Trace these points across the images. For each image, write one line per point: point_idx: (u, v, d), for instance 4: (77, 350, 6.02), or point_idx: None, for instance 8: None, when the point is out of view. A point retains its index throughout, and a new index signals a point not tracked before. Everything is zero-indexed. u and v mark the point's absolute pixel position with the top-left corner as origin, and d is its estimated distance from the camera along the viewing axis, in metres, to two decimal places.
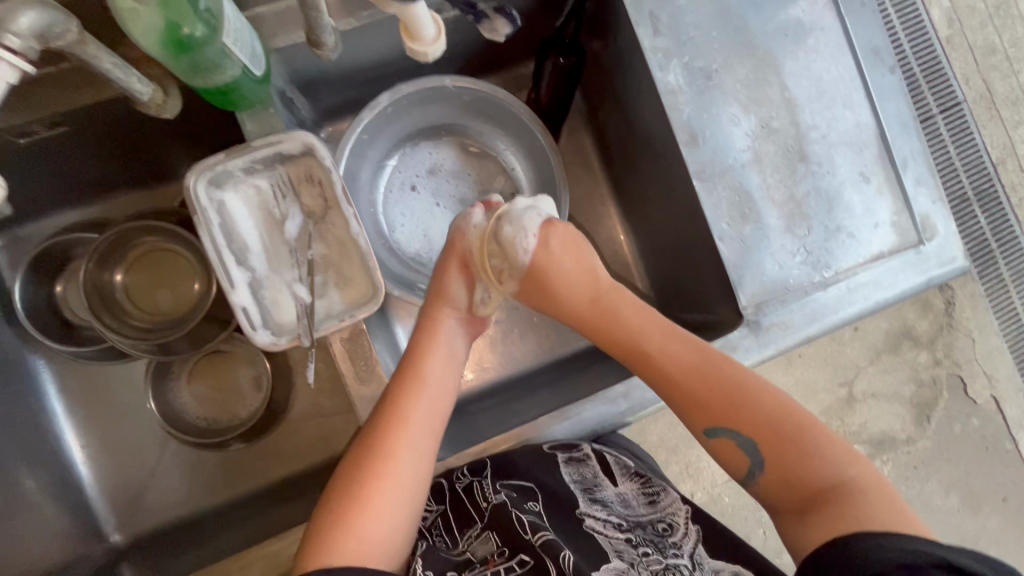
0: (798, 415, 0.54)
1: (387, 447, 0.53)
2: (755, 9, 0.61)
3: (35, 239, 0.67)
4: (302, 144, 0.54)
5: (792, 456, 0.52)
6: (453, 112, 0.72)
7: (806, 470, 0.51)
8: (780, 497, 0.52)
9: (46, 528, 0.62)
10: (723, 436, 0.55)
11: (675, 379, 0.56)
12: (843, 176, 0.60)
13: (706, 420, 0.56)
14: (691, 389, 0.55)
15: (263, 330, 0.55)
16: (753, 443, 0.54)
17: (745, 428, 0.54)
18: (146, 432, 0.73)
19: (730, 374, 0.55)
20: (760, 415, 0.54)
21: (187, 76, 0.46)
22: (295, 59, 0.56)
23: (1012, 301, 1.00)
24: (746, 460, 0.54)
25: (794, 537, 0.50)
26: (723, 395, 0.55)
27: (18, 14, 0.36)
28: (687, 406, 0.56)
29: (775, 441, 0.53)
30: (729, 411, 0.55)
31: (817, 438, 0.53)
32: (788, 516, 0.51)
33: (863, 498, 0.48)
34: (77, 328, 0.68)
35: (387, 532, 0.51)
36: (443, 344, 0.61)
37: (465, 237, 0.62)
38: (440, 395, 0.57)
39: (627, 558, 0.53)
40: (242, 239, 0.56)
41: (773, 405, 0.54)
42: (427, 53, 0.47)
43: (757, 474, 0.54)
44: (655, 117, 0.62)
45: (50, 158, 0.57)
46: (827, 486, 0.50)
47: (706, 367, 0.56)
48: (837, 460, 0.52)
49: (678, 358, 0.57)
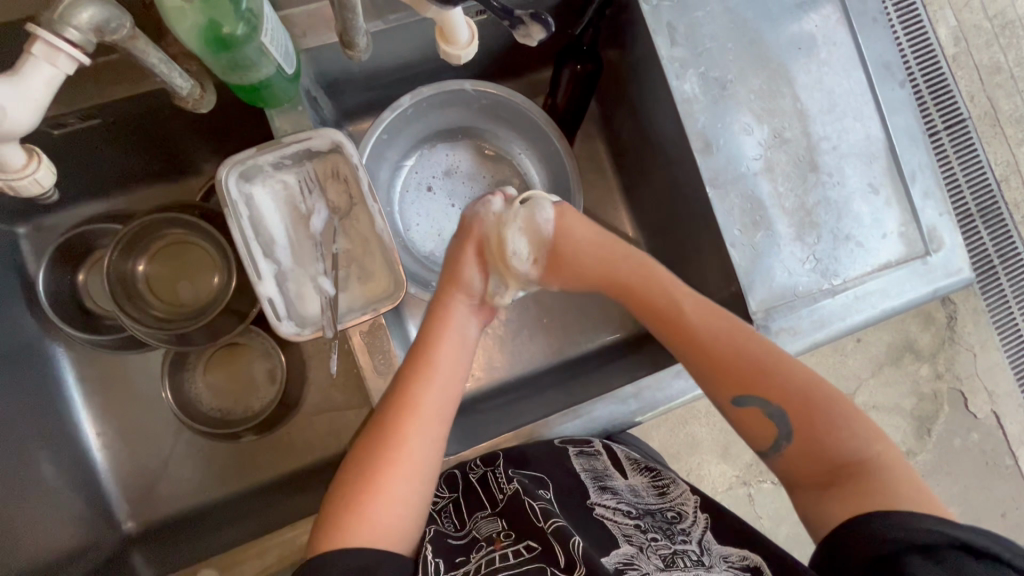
0: (824, 387, 0.56)
1: (399, 429, 0.55)
2: (770, 22, 0.63)
3: (58, 229, 0.69)
4: (330, 141, 0.56)
5: (815, 426, 0.54)
6: (471, 115, 0.73)
7: (832, 443, 0.53)
8: (803, 472, 0.54)
9: (63, 511, 0.63)
10: (752, 404, 0.57)
11: (701, 346, 0.59)
12: (852, 186, 0.62)
13: (733, 389, 0.58)
14: (720, 357, 0.58)
15: (288, 320, 0.56)
16: (781, 412, 0.56)
17: (774, 398, 0.56)
18: (161, 422, 0.74)
19: (760, 346, 0.57)
20: (785, 383, 0.56)
21: (225, 72, 0.48)
22: (322, 59, 0.58)
23: (1014, 316, 1.01)
24: (773, 430, 0.56)
25: (814, 508, 0.51)
26: (752, 363, 0.57)
27: (79, 9, 0.39)
28: (715, 374, 0.58)
29: (803, 412, 0.55)
30: (753, 381, 0.57)
31: (844, 413, 0.54)
32: (808, 491, 0.53)
33: (886, 473, 0.50)
34: (98, 317, 0.69)
35: (400, 514, 0.52)
36: (455, 330, 0.63)
37: (485, 223, 0.65)
38: (449, 380, 0.59)
39: (636, 542, 0.53)
40: (268, 232, 0.58)
41: (799, 378, 0.56)
42: (459, 57, 0.49)
43: (782, 444, 0.55)
44: (670, 124, 0.64)
45: (82, 149, 0.58)
46: (852, 460, 0.52)
47: (739, 335, 0.58)
48: (865, 435, 0.53)
49: (707, 326, 0.60)
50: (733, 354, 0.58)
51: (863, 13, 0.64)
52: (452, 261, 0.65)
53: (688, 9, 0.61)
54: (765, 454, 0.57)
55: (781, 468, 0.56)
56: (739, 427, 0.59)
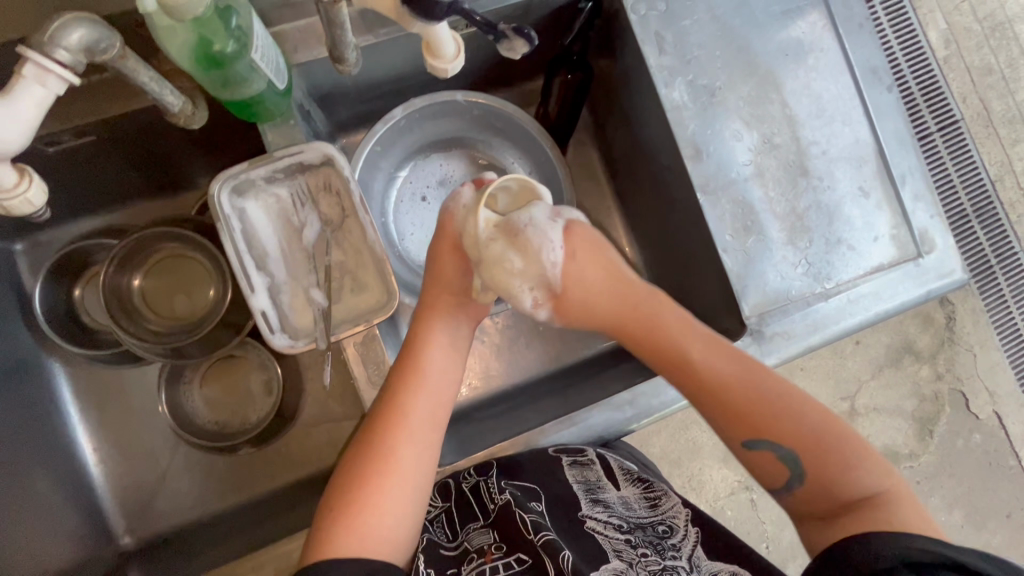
0: (838, 426, 0.55)
1: (389, 440, 0.54)
2: (757, 30, 0.63)
3: (56, 245, 0.69)
4: (321, 154, 0.57)
5: (829, 466, 0.53)
6: (463, 125, 0.74)
7: (842, 483, 0.52)
8: (808, 509, 0.54)
9: (60, 528, 0.63)
10: (765, 447, 0.55)
11: (712, 391, 0.57)
12: (843, 190, 0.62)
13: (744, 432, 0.56)
14: (726, 401, 0.56)
15: (281, 333, 0.57)
16: (794, 453, 0.54)
17: (789, 441, 0.55)
18: (160, 435, 0.75)
19: (774, 388, 0.56)
20: (801, 423, 0.55)
21: (216, 88, 0.49)
22: (314, 73, 0.59)
23: (1012, 314, 1.01)
24: (787, 471, 0.55)
25: (820, 537, 0.52)
26: (766, 406, 0.56)
27: (69, 31, 0.40)
28: (726, 414, 0.57)
29: (816, 450, 0.54)
30: (771, 422, 0.55)
31: (854, 450, 0.54)
32: (811, 522, 0.54)
33: (894, 507, 0.49)
34: (93, 331, 0.69)
35: (392, 526, 0.52)
36: (444, 334, 0.62)
37: (455, 220, 0.61)
38: (441, 385, 0.59)
39: (626, 558, 0.53)
40: (261, 245, 0.58)
41: (813, 419, 0.55)
42: (446, 70, 0.49)
43: (795, 484, 0.55)
44: (661, 132, 0.64)
45: (77, 165, 0.59)
46: (857, 497, 0.51)
47: (751, 378, 0.57)
48: (870, 473, 0.52)
49: (726, 376, 0.57)
50: (746, 393, 0.56)
51: (849, 18, 0.64)
52: (433, 261, 0.63)
53: (675, 18, 0.62)
54: (775, 491, 0.56)
55: (789, 503, 0.56)
56: (750, 467, 0.58)
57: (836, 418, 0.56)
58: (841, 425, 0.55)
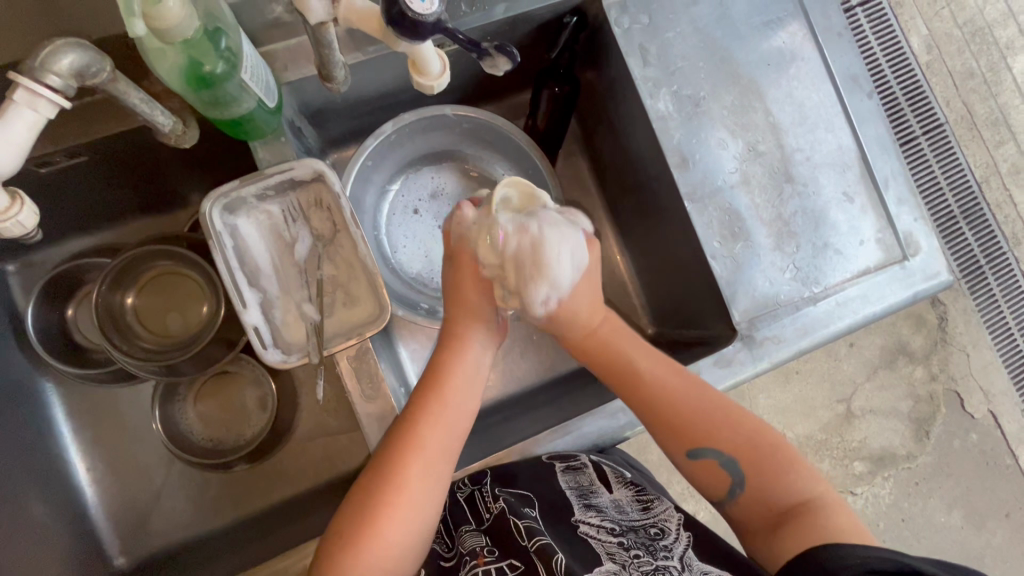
0: (771, 435, 0.59)
1: (403, 472, 0.53)
2: (740, 41, 0.65)
3: (48, 265, 0.69)
4: (312, 170, 0.57)
5: (766, 471, 0.56)
6: (453, 139, 0.75)
7: (777, 487, 0.55)
8: (752, 516, 0.56)
9: (53, 550, 0.62)
10: (707, 455, 0.58)
11: (658, 403, 0.59)
12: (828, 196, 0.63)
13: (688, 442, 0.59)
14: (670, 414, 0.58)
15: (273, 348, 0.57)
16: (734, 460, 0.57)
17: (728, 447, 0.58)
18: (155, 452, 0.74)
19: (715, 400, 0.59)
20: (738, 431, 0.58)
21: (206, 108, 0.50)
22: (304, 91, 0.60)
23: (1004, 315, 1.02)
24: (728, 478, 0.57)
25: (766, 547, 0.53)
26: (711, 418, 0.58)
27: (59, 56, 0.41)
28: (669, 426, 0.59)
29: (752, 456, 0.57)
30: (710, 429, 0.58)
31: (787, 456, 0.57)
32: (758, 535, 0.55)
33: (825, 513, 0.52)
34: (86, 350, 0.69)
35: (395, 557, 0.52)
36: (468, 359, 0.61)
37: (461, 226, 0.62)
38: (459, 419, 0.58)
39: (619, 560, 0.53)
40: (254, 262, 0.59)
41: (746, 428, 0.59)
42: (433, 87, 0.51)
43: (737, 490, 0.57)
44: (647, 142, 0.65)
45: (68, 185, 0.59)
46: (794, 502, 0.54)
47: (690, 389, 0.59)
48: (802, 476, 0.56)
49: (668, 383, 0.59)
50: (688, 404, 0.59)
51: (829, 28, 0.66)
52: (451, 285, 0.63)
53: (659, 31, 0.63)
54: (720, 502, 0.58)
55: (735, 514, 0.57)
56: (694, 478, 0.60)
57: (768, 427, 0.59)
58: (772, 435, 0.58)
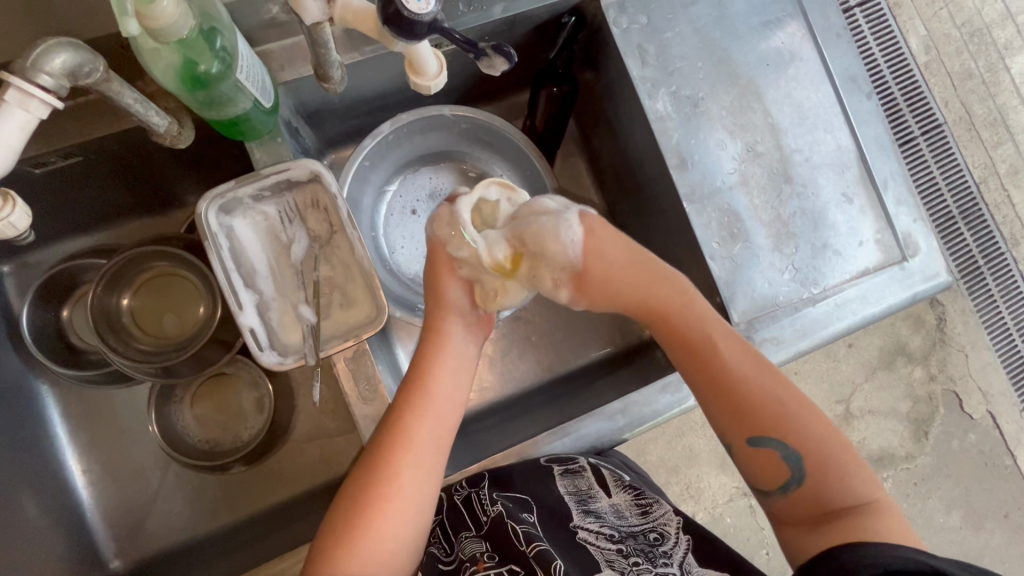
0: (838, 437, 0.54)
1: (391, 459, 0.53)
2: (738, 41, 0.64)
3: (44, 266, 0.69)
4: (308, 171, 0.57)
5: (825, 472, 0.52)
6: (451, 139, 0.74)
7: (836, 488, 0.51)
8: (798, 512, 0.52)
9: (49, 554, 0.62)
10: (770, 446, 0.54)
11: (731, 380, 0.55)
12: (828, 196, 0.63)
13: (754, 427, 0.54)
14: (743, 395, 0.55)
15: (270, 350, 0.57)
16: (799, 455, 0.53)
17: (795, 441, 0.53)
18: (151, 454, 0.74)
19: (787, 389, 0.55)
20: (808, 426, 0.54)
21: (201, 108, 0.49)
22: (301, 91, 0.59)
23: (1003, 316, 1.02)
24: (788, 472, 0.53)
25: (802, 546, 0.50)
26: (779, 406, 0.54)
27: (51, 55, 0.40)
28: (734, 407, 0.55)
29: (818, 456, 0.53)
30: (779, 418, 0.54)
31: (850, 461, 0.53)
32: (794, 528, 0.52)
33: (878, 516, 0.49)
34: (82, 352, 0.69)
35: (392, 549, 0.51)
36: (451, 354, 0.61)
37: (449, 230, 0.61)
38: (445, 411, 0.58)
39: (618, 568, 0.53)
40: (250, 263, 0.58)
41: (816, 424, 0.54)
42: (430, 87, 0.50)
43: (792, 486, 0.53)
44: (646, 143, 0.65)
45: (63, 186, 0.59)
46: (848, 504, 0.51)
47: (761, 371, 0.56)
48: (862, 481, 0.52)
49: (740, 361, 0.56)
50: (760, 386, 0.55)
51: (828, 28, 0.66)
52: (434, 287, 0.62)
53: (657, 31, 0.63)
54: (767, 493, 0.54)
55: (781, 508, 0.54)
56: (746, 467, 0.56)
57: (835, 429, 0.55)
58: (840, 437, 0.54)
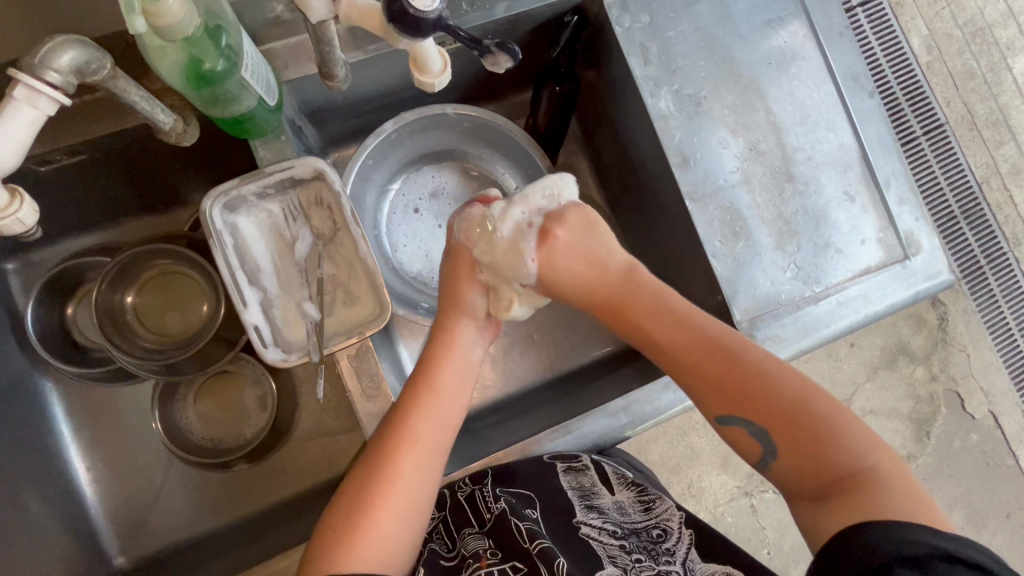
0: (825, 399, 0.50)
1: (391, 458, 0.53)
2: (740, 40, 0.64)
3: (49, 264, 0.69)
4: (313, 169, 0.57)
5: (803, 440, 0.49)
6: (454, 138, 0.74)
7: (823, 456, 0.48)
8: (795, 483, 0.49)
9: (53, 549, 0.62)
10: (736, 423, 0.52)
11: (686, 363, 0.54)
12: (830, 195, 0.63)
13: (724, 406, 0.52)
14: (703, 376, 0.53)
15: (273, 347, 0.57)
16: (766, 431, 0.50)
17: (762, 414, 0.50)
18: (155, 451, 0.74)
19: (753, 366, 0.52)
20: (777, 397, 0.50)
21: (206, 106, 0.50)
22: (305, 90, 0.60)
23: (1005, 316, 1.02)
24: (760, 445, 0.51)
25: (804, 521, 0.47)
26: (745, 380, 0.52)
27: (59, 52, 0.40)
28: (698, 387, 0.54)
29: (791, 427, 0.49)
30: (748, 394, 0.51)
31: (839, 423, 0.49)
32: (799, 501, 0.48)
33: (877, 488, 0.45)
34: (86, 349, 0.69)
35: (391, 550, 0.51)
36: (460, 355, 0.61)
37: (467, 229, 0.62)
38: (449, 412, 0.58)
39: (620, 564, 0.54)
40: (254, 260, 0.59)
41: (793, 395, 0.50)
42: (433, 84, 0.50)
43: (769, 460, 0.50)
44: (648, 141, 0.65)
45: (68, 183, 0.59)
46: (843, 474, 0.46)
47: (719, 350, 0.53)
48: (859, 444, 0.48)
49: (687, 340, 0.55)
50: (716, 369, 0.53)
51: (830, 27, 0.66)
52: (451, 283, 0.63)
53: (660, 30, 0.63)
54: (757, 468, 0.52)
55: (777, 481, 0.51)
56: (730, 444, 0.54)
57: (821, 391, 0.51)
58: (827, 401, 0.50)
